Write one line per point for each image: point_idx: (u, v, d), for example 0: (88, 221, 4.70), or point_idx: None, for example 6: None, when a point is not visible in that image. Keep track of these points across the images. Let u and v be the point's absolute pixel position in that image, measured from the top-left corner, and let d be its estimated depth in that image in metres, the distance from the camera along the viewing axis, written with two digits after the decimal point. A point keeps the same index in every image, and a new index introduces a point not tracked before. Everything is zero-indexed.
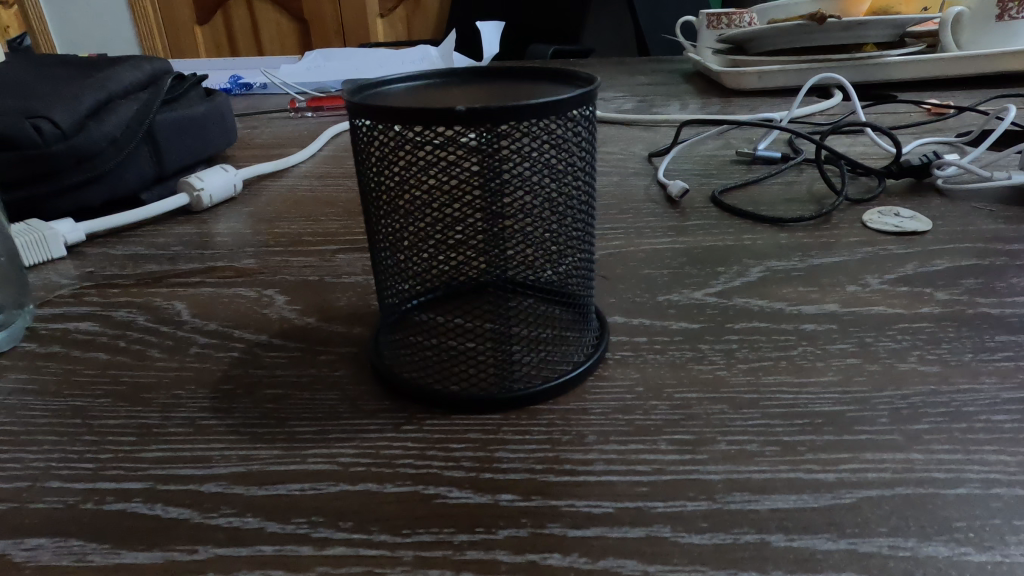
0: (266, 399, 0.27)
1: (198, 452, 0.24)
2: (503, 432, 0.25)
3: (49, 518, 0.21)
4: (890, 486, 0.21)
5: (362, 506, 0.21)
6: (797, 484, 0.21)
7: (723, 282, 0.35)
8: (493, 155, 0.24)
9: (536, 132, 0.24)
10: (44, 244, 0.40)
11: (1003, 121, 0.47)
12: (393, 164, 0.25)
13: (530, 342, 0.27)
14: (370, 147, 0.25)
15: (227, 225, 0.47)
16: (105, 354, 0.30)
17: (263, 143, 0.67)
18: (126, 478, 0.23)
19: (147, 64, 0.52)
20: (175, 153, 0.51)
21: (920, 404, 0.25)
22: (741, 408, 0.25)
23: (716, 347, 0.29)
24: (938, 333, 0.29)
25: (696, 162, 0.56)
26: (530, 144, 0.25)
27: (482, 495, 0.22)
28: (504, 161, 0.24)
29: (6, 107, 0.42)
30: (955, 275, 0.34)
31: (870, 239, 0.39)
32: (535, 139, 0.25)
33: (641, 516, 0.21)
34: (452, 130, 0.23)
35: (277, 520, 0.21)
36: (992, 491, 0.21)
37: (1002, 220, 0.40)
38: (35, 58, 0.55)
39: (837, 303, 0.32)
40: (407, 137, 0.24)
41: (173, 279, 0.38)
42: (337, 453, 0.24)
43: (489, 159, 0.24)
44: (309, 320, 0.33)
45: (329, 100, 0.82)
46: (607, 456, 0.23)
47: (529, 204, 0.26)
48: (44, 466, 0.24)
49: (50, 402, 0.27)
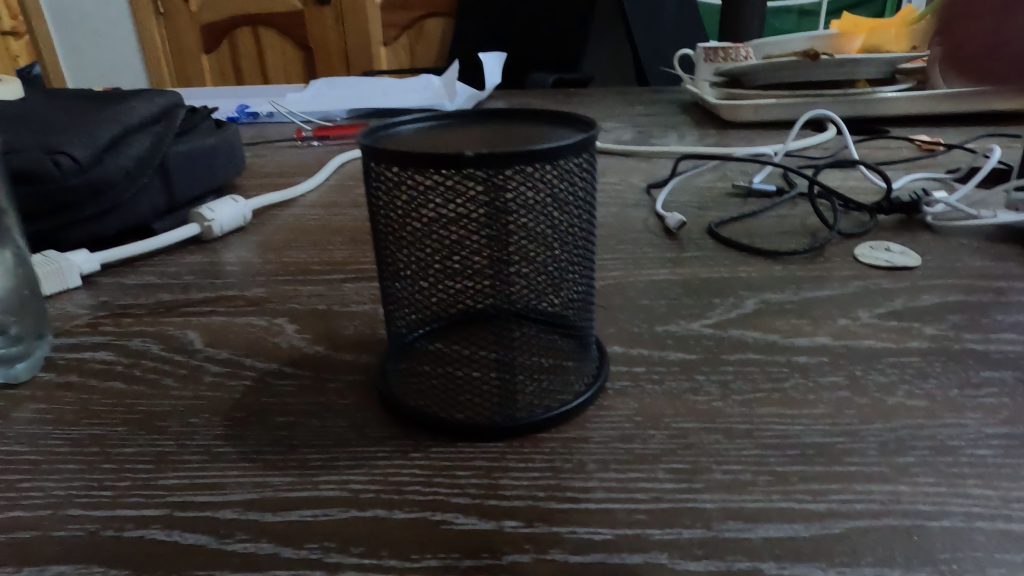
0: (277, 427, 0.28)
1: (213, 480, 0.25)
2: (507, 460, 0.26)
3: (72, 545, 0.22)
4: (878, 517, 0.22)
5: (372, 531, 0.22)
6: (788, 514, 0.22)
7: (719, 313, 0.36)
8: (498, 194, 0.26)
9: (540, 173, 0.26)
10: (60, 275, 0.41)
11: (990, 160, 0.48)
12: (401, 204, 0.26)
13: (532, 371, 0.28)
14: (379, 186, 0.27)
15: (236, 254, 0.48)
16: (121, 383, 0.31)
17: (270, 171, 0.68)
18: (145, 505, 0.24)
19: (159, 98, 0.54)
20: (187, 183, 0.53)
21: (907, 437, 0.26)
22: (735, 438, 0.26)
23: (712, 378, 0.30)
24: (925, 368, 0.30)
25: (692, 194, 0.57)
26: (534, 183, 0.26)
27: (487, 521, 0.23)
28: (509, 199, 0.26)
29: (25, 143, 0.43)
30: (943, 310, 0.35)
31: (861, 273, 0.40)
32: (538, 180, 0.26)
33: (639, 543, 0.22)
34: (459, 172, 0.24)
35: (291, 545, 0.22)
36: (975, 524, 0.22)
37: (989, 258, 0.41)
38: (52, 93, 0.57)
39: (829, 336, 0.33)
40: (417, 179, 0.25)
41: (185, 307, 0.39)
42: (347, 479, 0.25)
43: (495, 199, 0.26)
44: (318, 349, 0.34)
45: (336, 130, 0.84)
46: (606, 485, 0.24)
47: (532, 237, 0.27)
48: (65, 493, 0.25)
49: (70, 431, 0.28)
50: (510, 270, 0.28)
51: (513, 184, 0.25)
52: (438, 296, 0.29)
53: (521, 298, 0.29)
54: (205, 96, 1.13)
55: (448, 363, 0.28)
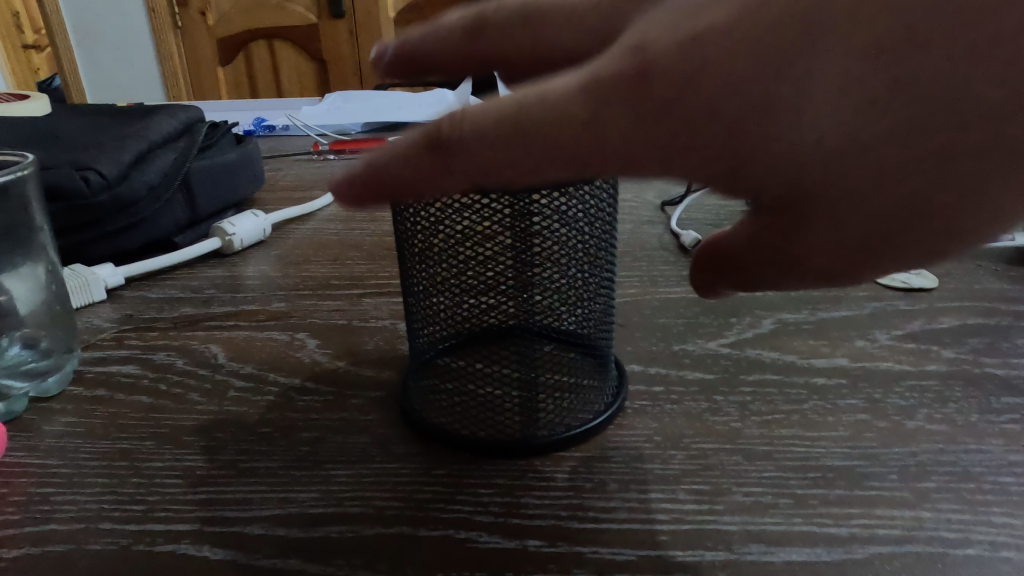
0: (302, 442, 0.28)
1: (241, 495, 0.25)
2: (529, 478, 0.26)
3: (104, 559, 0.23)
4: (900, 543, 0.22)
5: (397, 549, 0.23)
6: (811, 537, 0.22)
7: (736, 332, 0.37)
8: (521, 218, 0.26)
9: (563, 199, 0.27)
10: (86, 288, 0.42)
11: None
12: (425, 227, 0.27)
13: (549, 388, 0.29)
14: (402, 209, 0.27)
15: (256, 268, 0.49)
16: (148, 397, 0.32)
17: (288, 185, 0.69)
18: (174, 520, 0.24)
19: (182, 115, 0.55)
20: (210, 198, 0.53)
21: (928, 462, 0.26)
22: (755, 460, 0.26)
23: (730, 398, 0.30)
24: (945, 392, 0.30)
25: (707, 211, 0.57)
26: (557, 209, 0.27)
27: (510, 540, 0.23)
28: (532, 221, 0.27)
29: (55, 160, 0.44)
30: (961, 333, 0.35)
31: (878, 294, 0.40)
32: (560, 204, 0.27)
33: (661, 564, 0.22)
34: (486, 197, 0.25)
35: (318, 561, 0.22)
36: (1000, 553, 0.22)
37: (1007, 281, 0.41)
38: (78, 109, 0.58)
39: (846, 357, 0.33)
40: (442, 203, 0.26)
41: (207, 322, 0.40)
42: (371, 496, 0.25)
43: (519, 221, 0.26)
44: (340, 364, 0.35)
45: (352, 143, 0.85)
46: (628, 505, 0.24)
47: (553, 259, 0.28)
48: (97, 507, 0.25)
49: (100, 445, 0.29)
50: (529, 289, 0.29)
51: (537, 209, 0.26)
52: (457, 313, 0.30)
53: (540, 315, 0.30)
54: (222, 110, 1.14)
55: (467, 380, 0.29)
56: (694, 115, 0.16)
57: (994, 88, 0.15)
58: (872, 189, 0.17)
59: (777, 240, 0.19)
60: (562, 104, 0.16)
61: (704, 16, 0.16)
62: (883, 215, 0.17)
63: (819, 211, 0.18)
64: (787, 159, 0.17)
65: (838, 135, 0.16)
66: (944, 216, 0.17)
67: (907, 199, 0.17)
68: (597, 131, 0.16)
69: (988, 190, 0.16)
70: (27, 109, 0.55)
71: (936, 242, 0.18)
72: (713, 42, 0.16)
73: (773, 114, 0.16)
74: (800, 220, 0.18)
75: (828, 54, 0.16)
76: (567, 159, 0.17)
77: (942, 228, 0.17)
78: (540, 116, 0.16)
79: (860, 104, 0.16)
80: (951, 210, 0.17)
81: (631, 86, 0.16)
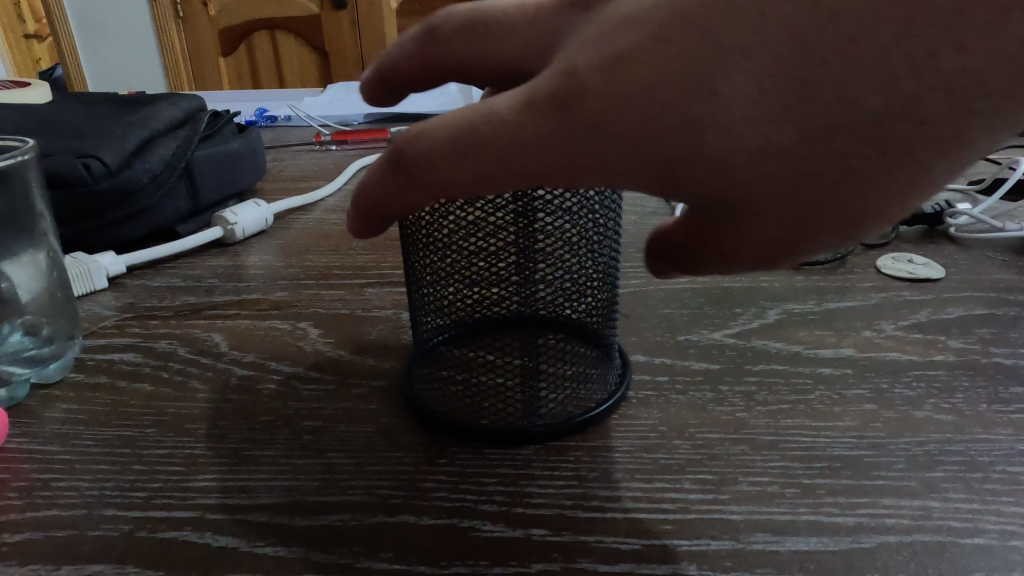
0: (305, 431, 0.28)
1: (243, 482, 0.25)
2: (533, 467, 0.26)
3: (106, 546, 0.23)
4: (908, 533, 0.22)
5: (401, 537, 0.23)
6: (818, 527, 0.22)
7: (741, 323, 0.36)
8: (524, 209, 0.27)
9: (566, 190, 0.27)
10: (88, 276, 0.42)
11: (1015, 173, 0.49)
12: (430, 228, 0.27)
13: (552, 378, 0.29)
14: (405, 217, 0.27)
15: (259, 258, 0.48)
16: (150, 385, 0.32)
17: (290, 175, 0.69)
18: (176, 507, 0.24)
19: (184, 103, 0.54)
20: (212, 187, 0.53)
21: (936, 452, 0.25)
22: (761, 450, 0.26)
23: (736, 388, 0.30)
24: (952, 382, 0.30)
25: None
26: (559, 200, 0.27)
27: (514, 529, 0.23)
28: (535, 207, 0.27)
29: (57, 148, 0.44)
30: (969, 323, 0.35)
31: (884, 284, 0.40)
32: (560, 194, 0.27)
33: (667, 553, 0.22)
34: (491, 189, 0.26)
35: (321, 549, 0.22)
36: (1010, 543, 0.21)
37: (1014, 271, 0.41)
38: (79, 97, 0.58)
39: (852, 348, 0.33)
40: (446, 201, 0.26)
41: (209, 311, 0.40)
42: (374, 485, 0.25)
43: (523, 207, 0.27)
44: (342, 353, 0.35)
45: (354, 133, 0.84)
46: (633, 494, 0.24)
47: (556, 252, 0.29)
48: (98, 493, 0.25)
49: (101, 432, 0.28)
50: (532, 281, 0.29)
51: (539, 201, 0.27)
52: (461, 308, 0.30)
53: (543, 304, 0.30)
54: (223, 100, 1.14)
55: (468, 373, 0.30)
56: (619, 135, 0.19)
57: (881, 102, 0.17)
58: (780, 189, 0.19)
59: (709, 230, 0.21)
60: (509, 126, 0.19)
61: (621, 43, 0.18)
62: (799, 212, 0.19)
63: (741, 211, 0.19)
64: (705, 169, 0.19)
65: (750, 148, 0.18)
66: (854, 208, 0.19)
67: (811, 196, 0.18)
68: (531, 149, 0.19)
69: (889, 184, 0.18)
70: (29, 96, 0.55)
71: (850, 226, 0.19)
72: (633, 68, 0.18)
73: (691, 129, 0.18)
74: (723, 218, 0.20)
75: (733, 77, 0.17)
76: (517, 170, 0.20)
77: (853, 215, 0.19)
78: (491, 135, 0.19)
79: (764, 116, 0.17)
80: (852, 203, 0.18)
81: (561, 113, 0.19)
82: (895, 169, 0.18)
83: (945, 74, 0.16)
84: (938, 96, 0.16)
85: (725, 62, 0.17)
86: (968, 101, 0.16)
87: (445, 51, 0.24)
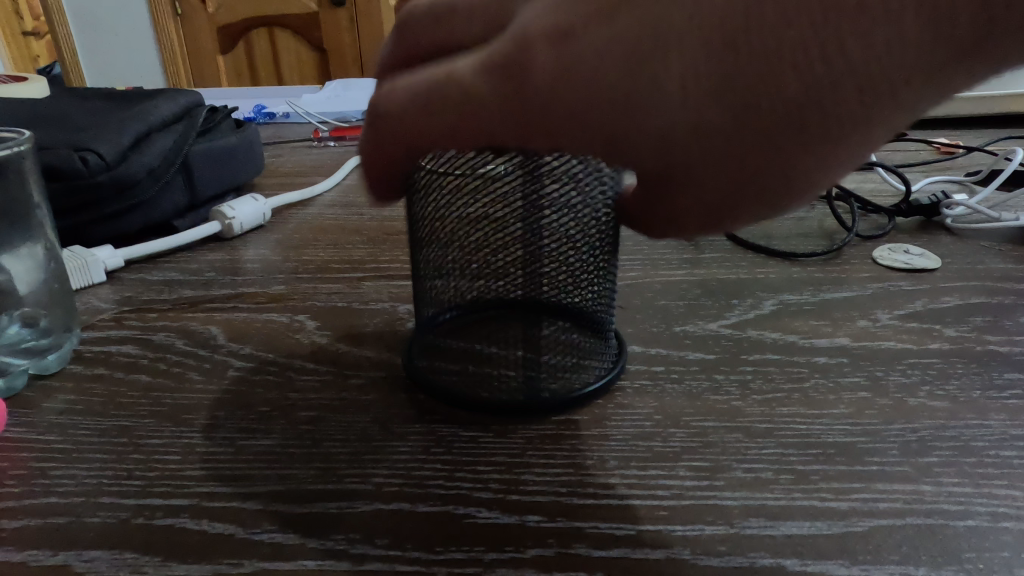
0: (301, 421, 0.28)
1: (239, 471, 0.25)
2: (528, 455, 0.26)
3: (102, 532, 0.23)
4: (901, 516, 0.22)
5: (397, 524, 0.23)
6: (811, 511, 0.22)
7: (737, 314, 0.36)
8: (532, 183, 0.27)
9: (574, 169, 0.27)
10: (85, 270, 0.42)
11: (1011, 163, 0.49)
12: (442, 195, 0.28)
13: (552, 347, 0.30)
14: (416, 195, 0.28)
15: (256, 252, 0.48)
16: (147, 376, 0.32)
17: (287, 171, 0.69)
18: (174, 495, 0.24)
19: (182, 99, 0.54)
20: (210, 182, 0.53)
21: (930, 437, 0.26)
22: (756, 437, 0.26)
23: (731, 377, 0.30)
24: (947, 369, 0.30)
25: None
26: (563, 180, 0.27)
27: (509, 516, 0.23)
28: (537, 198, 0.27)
29: (54, 141, 0.44)
30: (964, 312, 0.35)
31: (880, 275, 0.40)
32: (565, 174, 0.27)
33: (662, 539, 0.22)
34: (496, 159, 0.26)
35: (317, 536, 0.22)
36: (1001, 524, 0.22)
37: (1010, 260, 0.41)
38: (77, 92, 0.57)
39: (848, 337, 0.33)
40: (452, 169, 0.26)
41: (207, 304, 0.40)
42: (371, 473, 0.25)
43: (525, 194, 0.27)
44: (339, 345, 0.35)
45: (352, 130, 0.84)
46: (628, 481, 0.24)
47: (561, 229, 0.29)
48: (96, 482, 0.25)
49: (99, 422, 0.28)
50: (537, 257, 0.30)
51: (547, 173, 0.27)
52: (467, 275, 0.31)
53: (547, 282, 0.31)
54: (222, 97, 1.14)
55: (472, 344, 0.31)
56: (567, 107, 0.20)
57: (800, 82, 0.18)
58: (717, 160, 0.20)
59: (663, 195, 0.22)
60: (469, 89, 0.21)
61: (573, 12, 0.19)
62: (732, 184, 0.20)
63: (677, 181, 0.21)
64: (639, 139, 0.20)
65: (685, 119, 0.19)
66: (778, 184, 0.20)
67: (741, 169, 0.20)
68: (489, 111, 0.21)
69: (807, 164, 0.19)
70: (27, 91, 0.55)
71: (776, 201, 0.21)
72: (581, 35, 0.19)
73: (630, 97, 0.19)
74: (666, 189, 0.21)
75: (670, 52, 0.18)
76: (471, 130, 0.21)
77: (781, 189, 0.20)
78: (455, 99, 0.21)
79: (698, 88, 0.18)
80: (780, 174, 0.20)
81: (509, 82, 0.20)
82: (816, 146, 0.19)
83: (855, 52, 0.17)
84: (848, 77, 0.17)
85: (662, 42, 0.18)
86: (873, 86, 0.17)
87: (408, 40, 0.24)
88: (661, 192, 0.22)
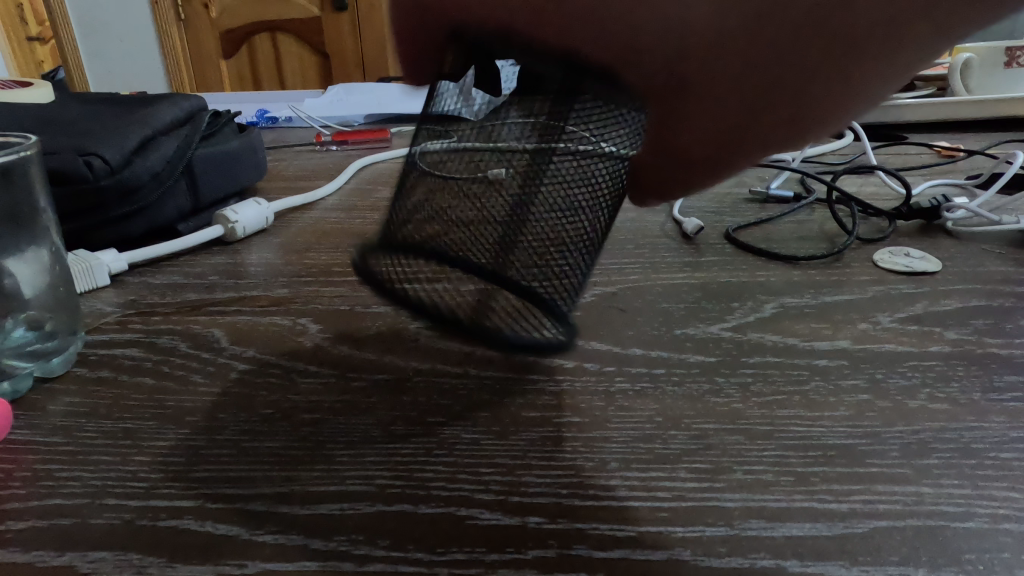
0: (304, 423, 0.29)
1: (243, 473, 0.26)
2: (529, 457, 0.26)
3: (108, 533, 0.23)
4: (901, 518, 0.22)
5: (398, 525, 0.23)
6: (811, 513, 0.22)
7: (738, 317, 0.36)
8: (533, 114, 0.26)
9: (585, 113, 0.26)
10: (90, 273, 0.42)
11: (1012, 166, 0.49)
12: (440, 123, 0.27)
13: (520, 309, 0.27)
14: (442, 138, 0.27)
15: (260, 255, 0.49)
16: (151, 379, 0.32)
17: (290, 175, 0.69)
18: (177, 496, 0.24)
19: (185, 104, 0.55)
20: (212, 186, 0.53)
21: (930, 440, 0.26)
22: (756, 439, 0.26)
23: (732, 380, 0.30)
24: (947, 371, 0.30)
25: (709, 198, 0.56)
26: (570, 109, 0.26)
27: (511, 517, 0.23)
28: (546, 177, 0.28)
29: (58, 145, 0.44)
30: (965, 315, 0.35)
31: (880, 278, 0.40)
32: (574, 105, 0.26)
33: (662, 540, 0.22)
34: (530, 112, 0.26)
35: (320, 537, 0.22)
36: (1001, 526, 0.22)
37: (1011, 263, 0.41)
38: (80, 96, 0.58)
39: (849, 340, 0.33)
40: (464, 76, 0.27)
41: (210, 307, 0.40)
42: (373, 475, 0.25)
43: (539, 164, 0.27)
44: (341, 348, 0.35)
45: (354, 134, 0.84)
46: (629, 483, 0.24)
47: (551, 202, 0.28)
48: (100, 483, 0.25)
49: (103, 424, 0.29)
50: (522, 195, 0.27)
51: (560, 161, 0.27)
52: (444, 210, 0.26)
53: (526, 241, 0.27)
54: (225, 102, 1.14)
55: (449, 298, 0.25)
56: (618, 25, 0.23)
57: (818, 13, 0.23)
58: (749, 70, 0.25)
59: (696, 103, 0.28)
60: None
61: None
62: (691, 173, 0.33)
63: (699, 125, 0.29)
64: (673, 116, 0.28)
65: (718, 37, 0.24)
66: (803, 93, 0.26)
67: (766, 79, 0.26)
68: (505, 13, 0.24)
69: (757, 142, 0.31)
70: (31, 96, 0.55)
71: (796, 113, 0.28)
72: None
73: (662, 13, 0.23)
74: (694, 95, 0.27)
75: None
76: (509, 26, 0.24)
77: (802, 102, 0.27)
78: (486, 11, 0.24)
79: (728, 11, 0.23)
80: (801, 83, 0.26)
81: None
82: (833, 65, 0.25)
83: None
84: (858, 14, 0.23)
85: None
86: (878, 23, 0.23)
87: None
88: (695, 99, 0.27)
